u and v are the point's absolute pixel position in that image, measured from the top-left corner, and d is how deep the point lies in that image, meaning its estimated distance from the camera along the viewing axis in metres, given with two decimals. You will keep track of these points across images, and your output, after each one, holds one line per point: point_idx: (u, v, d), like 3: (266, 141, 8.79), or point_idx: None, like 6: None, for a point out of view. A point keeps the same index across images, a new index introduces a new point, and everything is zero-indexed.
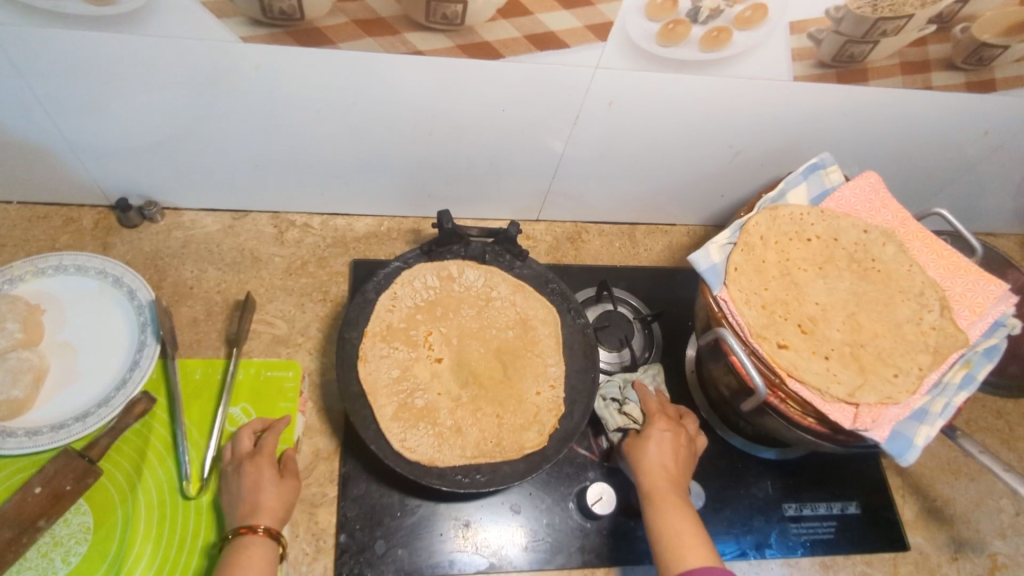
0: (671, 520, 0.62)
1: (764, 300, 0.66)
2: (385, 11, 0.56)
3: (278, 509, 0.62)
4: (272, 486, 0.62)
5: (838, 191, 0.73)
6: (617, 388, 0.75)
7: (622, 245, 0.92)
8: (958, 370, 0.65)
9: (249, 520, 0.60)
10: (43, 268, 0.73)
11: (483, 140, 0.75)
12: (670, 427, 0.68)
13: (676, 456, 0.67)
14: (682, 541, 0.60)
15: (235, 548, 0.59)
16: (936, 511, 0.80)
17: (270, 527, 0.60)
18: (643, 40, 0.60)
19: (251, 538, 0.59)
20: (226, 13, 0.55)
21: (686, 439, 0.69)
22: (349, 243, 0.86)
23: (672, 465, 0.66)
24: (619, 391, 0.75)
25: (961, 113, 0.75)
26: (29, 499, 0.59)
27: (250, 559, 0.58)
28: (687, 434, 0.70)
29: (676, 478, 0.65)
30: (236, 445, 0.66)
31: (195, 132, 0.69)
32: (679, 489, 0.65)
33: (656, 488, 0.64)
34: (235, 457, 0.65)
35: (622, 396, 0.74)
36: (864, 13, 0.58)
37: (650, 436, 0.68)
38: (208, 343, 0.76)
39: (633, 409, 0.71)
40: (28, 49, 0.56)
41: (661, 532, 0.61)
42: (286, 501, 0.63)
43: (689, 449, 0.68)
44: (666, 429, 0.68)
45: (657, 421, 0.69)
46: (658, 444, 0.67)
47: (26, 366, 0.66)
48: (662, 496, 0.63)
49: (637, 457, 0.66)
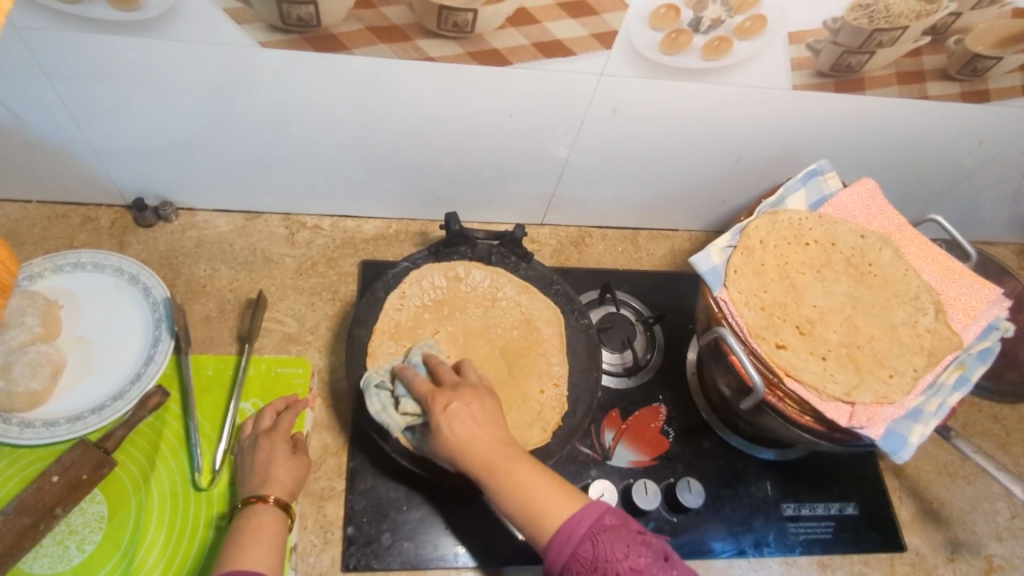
0: (530, 487, 0.54)
1: (763, 302, 0.68)
2: (399, 19, 0.58)
3: (288, 483, 0.64)
4: (283, 459, 0.65)
5: (836, 196, 0.75)
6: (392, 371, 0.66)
7: (626, 249, 0.94)
8: (952, 372, 0.67)
9: (260, 491, 0.63)
10: (62, 265, 0.75)
11: (490, 145, 0.77)
12: (475, 395, 0.58)
13: (486, 418, 0.57)
14: (543, 504, 0.54)
15: (246, 514, 0.61)
16: (933, 512, 0.81)
17: (281, 498, 0.63)
18: (647, 49, 0.62)
19: (261, 506, 0.62)
20: (247, 18, 0.57)
21: (470, 396, 0.57)
22: (359, 244, 0.88)
23: (489, 428, 0.56)
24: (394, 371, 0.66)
25: (957, 123, 0.77)
26: (47, 488, 0.61)
27: (261, 523, 0.60)
28: (481, 387, 0.59)
29: (503, 438, 0.56)
30: (257, 424, 0.69)
31: (211, 134, 0.72)
32: (508, 450, 0.56)
33: (481, 457, 0.55)
34: (254, 433, 0.68)
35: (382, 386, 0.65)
36: (861, 24, 0.60)
37: (448, 414, 0.56)
38: (220, 340, 0.78)
39: (409, 403, 0.60)
40: (54, 52, 0.58)
41: (511, 497, 0.54)
42: (297, 476, 0.65)
43: (488, 402, 0.58)
44: (471, 399, 0.57)
45: (459, 394, 0.57)
46: (466, 411, 0.56)
47: (45, 359, 0.68)
48: (496, 466, 0.55)
49: (443, 437, 0.55)
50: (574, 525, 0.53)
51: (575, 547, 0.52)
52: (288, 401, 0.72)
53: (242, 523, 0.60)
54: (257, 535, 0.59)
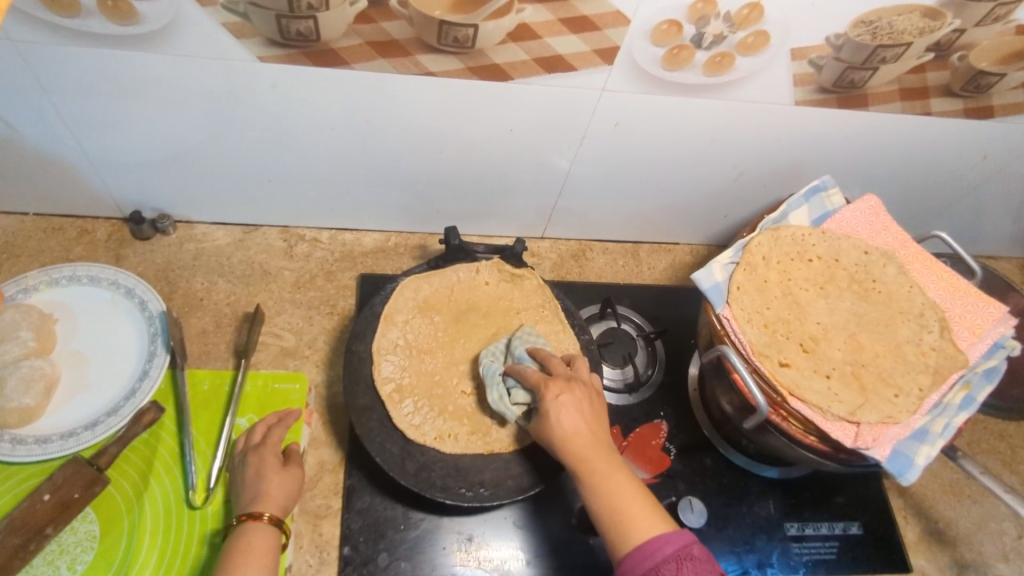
0: (617, 491, 0.55)
1: (766, 319, 0.67)
2: (400, 34, 0.58)
3: (283, 498, 0.63)
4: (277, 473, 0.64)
5: (840, 213, 0.74)
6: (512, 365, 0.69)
7: (626, 263, 0.94)
8: (959, 392, 0.66)
9: (253, 507, 0.61)
10: (57, 278, 0.75)
11: (490, 158, 0.76)
12: (575, 386, 0.61)
13: (585, 417, 0.59)
14: (623, 503, 0.55)
15: (240, 531, 0.59)
16: (938, 532, 0.80)
17: (276, 514, 0.61)
18: (649, 64, 0.62)
19: (256, 523, 0.60)
20: (246, 33, 0.56)
21: (572, 390, 0.61)
22: (357, 257, 0.87)
23: (588, 424, 0.59)
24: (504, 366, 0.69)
25: (961, 138, 0.76)
26: (38, 506, 0.60)
27: (255, 542, 0.59)
28: (594, 388, 0.63)
29: (605, 442, 0.58)
30: (251, 439, 0.68)
31: (209, 146, 0.71)
32: (604, 448, 0.58)
33: (580, 450, 0.57)
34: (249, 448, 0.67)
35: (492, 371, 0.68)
36: (864, 40, 0.60)
37: (558, 402, 0.59)
38: (216, 355, 0.77)
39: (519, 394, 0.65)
40: (52, 65, 0.58)
41: (601, 496, 0.55)
42: (290, 490, 0.64)
43: (593, 401, 0.61)
44: (573, 391, 0.61)
45: (558, 384, 0.61)
46: (569, 408, 0.59)
47: (38, 375, 0.68)
48: (590, 462, 0.57)
49: (549, 425, 0.59)
50: (659, 543, 0.52)
51: (657, 566, 0.51)
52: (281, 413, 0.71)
53: (237, 541, 0.58)
54: (250, 556, 0.57)
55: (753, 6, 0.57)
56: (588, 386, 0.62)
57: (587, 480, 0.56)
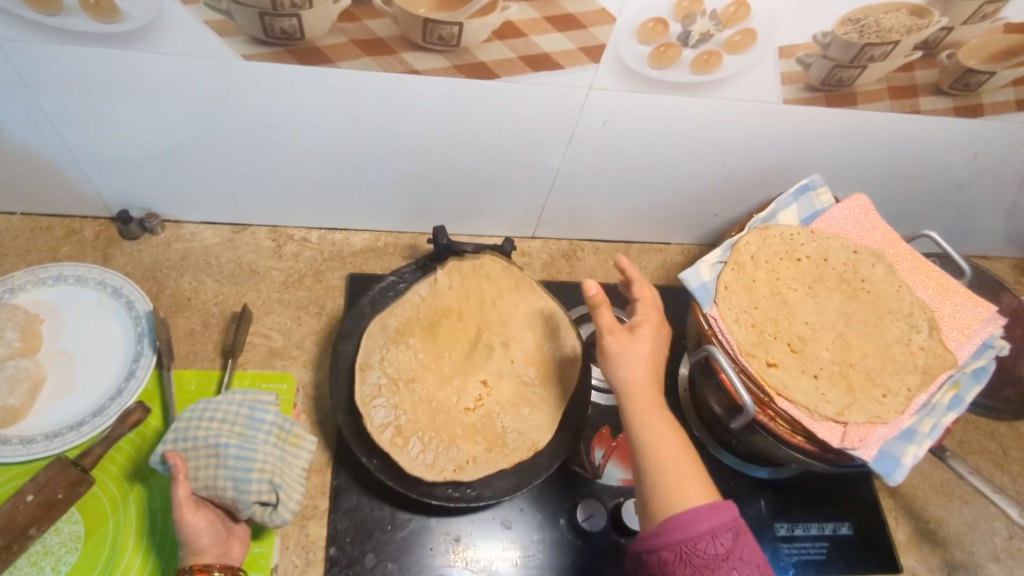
0: (660, 445, 0.59)
1: (754, 319, 0.67)
2: (383, 32, 0.57)
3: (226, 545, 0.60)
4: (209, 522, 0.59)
5: (828, 212, 0.74)
6: (225, 415, 0.63)
7: (617, 263, 0.94)
8: (947, 391, 0.65)
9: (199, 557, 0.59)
10: (44, 278, 0.74)
11: (478, 157, 0.76)
12: (651, 323, 0.65)
13: (654, 354, 0.64)
14: (680, 480, 0.57)
15: None
16: (929, 532, 0.80)
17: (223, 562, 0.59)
18: (636, 63, 0.62)
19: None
20: (228, 32, 0.56)
21: (646, 329, 0.64)
22: (347, 257, 0.87)
23: (650, 373, 0.62)
24: (237, 415, 0.63)
25: (952, 137, 0.76)
26: (21, 507, 0.59)
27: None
28: (661, 323, 0.66)
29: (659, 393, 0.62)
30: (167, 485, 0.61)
31: (196, 146, 0.71)
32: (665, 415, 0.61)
33: (637, 405, 0.61)
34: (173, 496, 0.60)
35: (245, 420, 0.63)
36: (851, 38, 0.59)
37: (640, 335, 0.63)
38: (204, 355, 0.77)
39: None
40: (35, 64, 0.57)
41: (653, 454, 0.59)
42: None
43: (656, 337, 0.65)
44: (650, 335, 0.64)
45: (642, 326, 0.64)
46: (644, 354, 0.62)
47: (23, 375, 0.67)
48: (648, 415, 0.60)
49: (620, 364, 0.62)
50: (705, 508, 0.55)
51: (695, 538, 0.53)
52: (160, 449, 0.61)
53: None
54: None
55: (739, 4, 0.57)
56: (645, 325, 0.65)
57: (639, 424, 0.60)
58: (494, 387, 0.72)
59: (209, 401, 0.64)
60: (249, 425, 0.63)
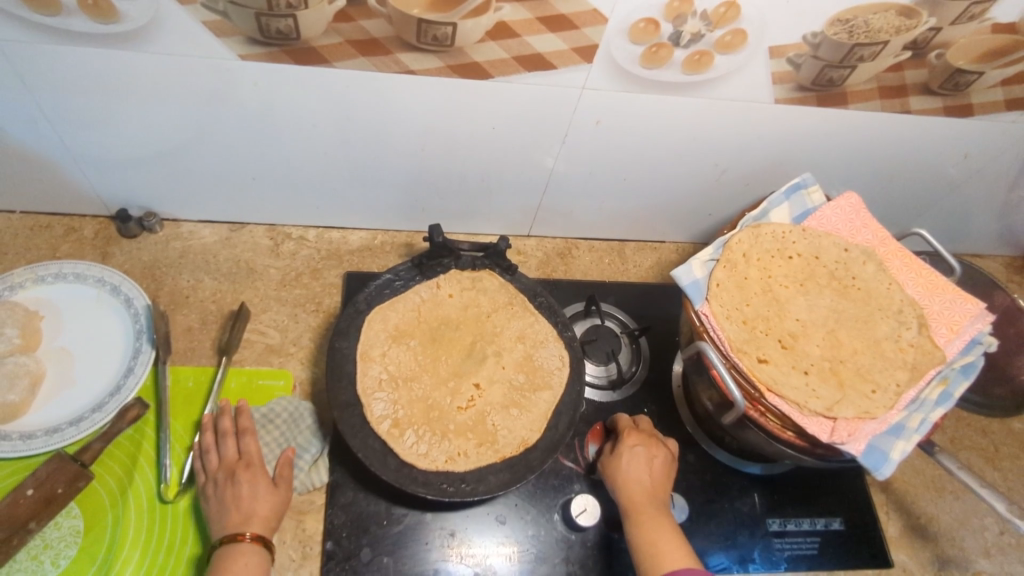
0: (649, 533, 0.64)
1: (746, 316, 0.68)
2: (378, 32, 0.58)
3: (270, 518, 0.63)
4: (266, 494, 0.64)
5: (820, 210, 0.75)
6: (297, 423, 0.74)
7: (612, 261, 0.94)
8: (935, 388, 0.66)
9: (240, 527, 0.61)
10: (43, 276, 0.75)
11: (474, 155, 0.77)
12: (641, 442, 0.71)
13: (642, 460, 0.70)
14: (663, 552, 0.62)
15: (227, 552, 0.59)
16: (921, 528, 0.81)
17: (261, 533, 0.62)
18: (628, 63, 0.62)
19: (240, 543, 0.60)
20: (226, 32, 0.57)
21: (630, 443, 0.71)
22: (344, 255, 0.88)
23: (642, 474, 0.69)
24: (302, 428, 0.73)
25: (943, 136, 0.77)
26: (21, 502, 0.61)
27: (247, 564, 0.59)
28: (659, 441, 0.72)
29: (653, 490, 0.68)
30: (221, 455, 0.66)
31: (193, 144, 0.71)
32: (658, 503, 0.67)
33: (629, 500, 0.67)
34: (224, 466, 0.65)
35: (307, 433, 0.73)
36: (841, 39, 0.60)
37: (622, 452, 0.71)
38: (202, 352, 0.78)
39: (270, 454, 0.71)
40: (35, 63, 0.58)
41: (641, 544, 0.63)
42: (278, 510, 0.64)
43: (656, 450, 0.71)
44: (636, 444, 0.71)
45: (630, 436, 0.72)
46: (628, 460, 0.70)
47: (23, 371, 0.68)
48: (637, 507, 0.66)
49: (611, 474, 0.70)
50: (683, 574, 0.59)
51: None
52: (239, 419, 0.68)
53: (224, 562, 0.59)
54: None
55: (729, 5, 0.57)
56: (634, 436, 0.72)
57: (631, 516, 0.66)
58: (486, 390, 0.72)
59: (276, 403, 0.74)
60: (307, 439, 0.73)
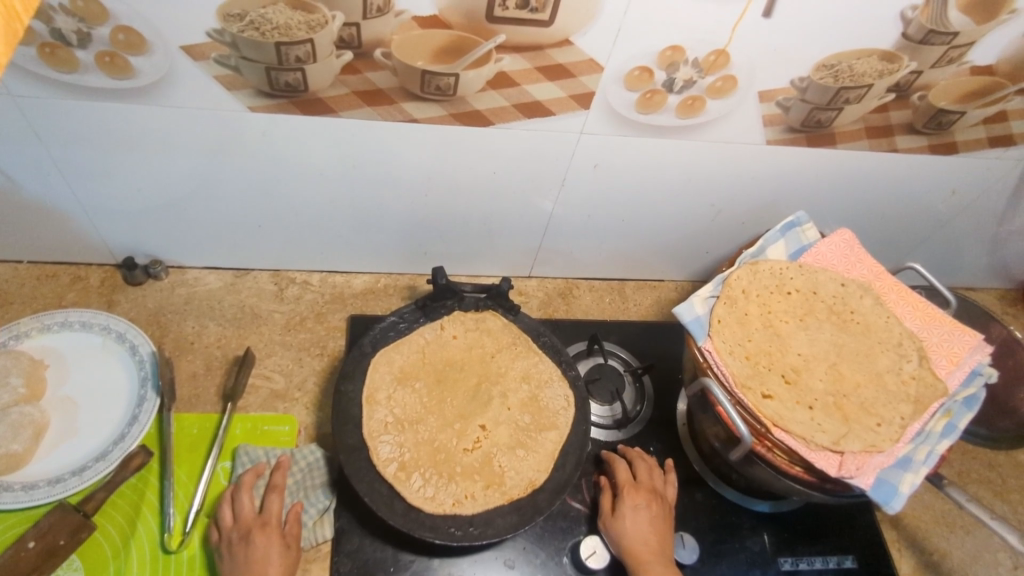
0: None
1: (748, 351, 0.68)
2: (383, 83, 0.60)
3: None
4: (278, 556, 0.63)
5: (815, 246, 0.77)
6: (308, 476, 0.73)
7: (612, 300, 0.96)
8: (939, 419, 0.67)
9: None
10: (49, 324, 0.76)
11: (476, 200, 0.78)
12: (643, 499, 0.70)
13: (644, 518, 0.69)
14: None
15: None
16: (934, 564, 0.80)
17: None
18: (624, 108, 0.65)
19: None
20: (236, 85, 0.59)
21: (632, 499, 0.70)
22: (348, 298, 0.89)
23: (648, 533, 0.68)
24: (309, 482, 0.72)
25: (930, 172, 0.79)
26: (22, 555, 0.60)
27: None
28: (660, 496, 0.72)
29: (658, 548, 0.68)
30: (237, 512, 0.66)
31: (202, 194, 0.73)
32: (664, 562, 0.67)
33: (637, 560, 0.66)
34: (240, 525, 0.65)
35: (313, 488, 0.72)
36: (827, 82, 0.63)
37: (624, 509, 0.70)
38: (206, 398, 0.77)
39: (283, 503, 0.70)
40: (50, 118, 0.60)
41: None
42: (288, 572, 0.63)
43: (659, 507, 0.71)
44: (639, 501, 0.70)
45: (629, 493, 0.71)
46: (631, 518, 0.69)
47: (27, 421, 0.68)
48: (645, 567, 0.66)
49: (615, 532, 0.69)
50: None
51: None
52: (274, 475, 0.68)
53: None
54: None
55: (719, 53, 0.60)
56: (636, 490, 0.71)
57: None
58: (492, 431, 0.72)
59: (292, 452, 0.73)
60: (313, 492, 0.72)
